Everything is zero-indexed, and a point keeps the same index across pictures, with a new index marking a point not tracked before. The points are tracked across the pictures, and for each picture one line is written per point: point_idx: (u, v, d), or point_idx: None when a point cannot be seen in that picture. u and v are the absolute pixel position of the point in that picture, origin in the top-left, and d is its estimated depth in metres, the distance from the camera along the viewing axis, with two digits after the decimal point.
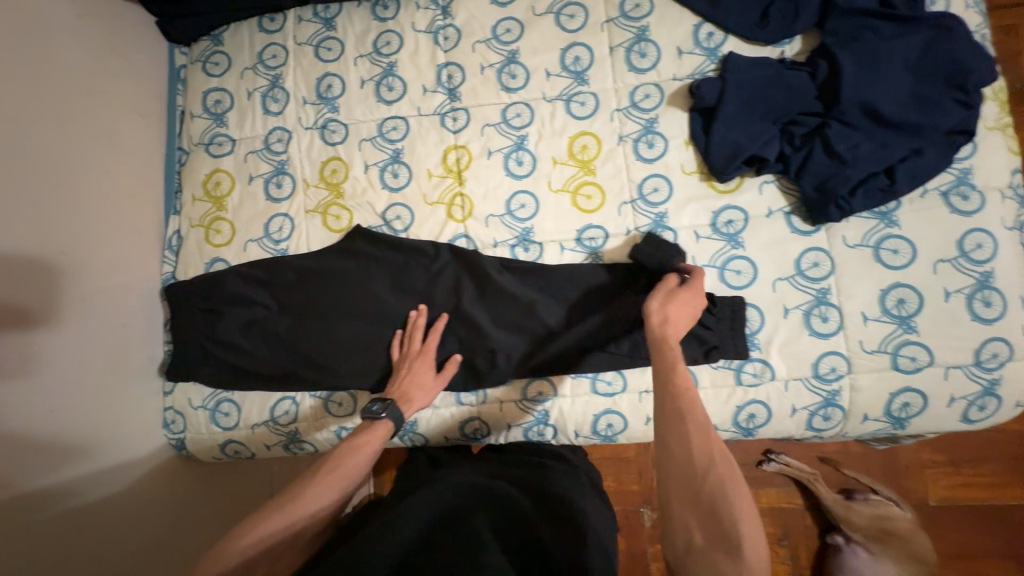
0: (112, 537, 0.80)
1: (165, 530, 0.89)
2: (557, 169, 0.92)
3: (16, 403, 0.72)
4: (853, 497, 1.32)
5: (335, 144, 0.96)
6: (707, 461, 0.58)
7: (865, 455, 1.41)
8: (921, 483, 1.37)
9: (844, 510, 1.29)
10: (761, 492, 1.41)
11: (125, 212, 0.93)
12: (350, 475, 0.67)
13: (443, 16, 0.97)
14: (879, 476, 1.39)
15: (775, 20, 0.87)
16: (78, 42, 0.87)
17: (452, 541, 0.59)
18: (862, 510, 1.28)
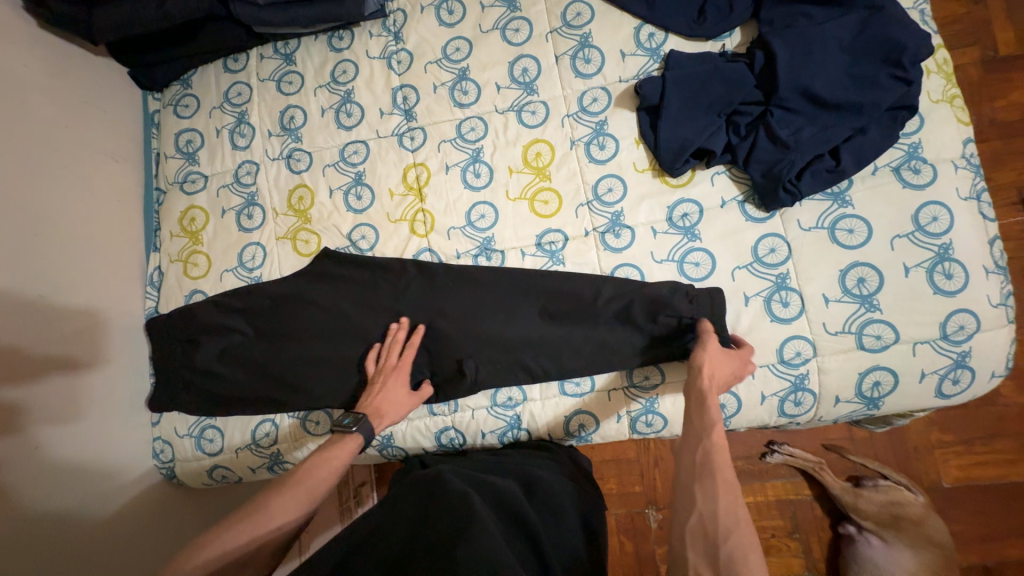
0: (109, 565, 0.83)
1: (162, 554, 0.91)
2: (514, 177, 0.94)
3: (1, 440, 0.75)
4: (862, 484, 1.28)
5: (300, 171, 1.00)
6: (730, 525, 0.54)
7: (870, 440, 1.37)
8: (931, 465, 1.34)
9: (852, 497, 1.24)
10: (768, 484, 1.39)
11: (106, 252, 0.97)
12: (318, 485, 0.70)
13: (395, 42, 1.01)
14: (886, 461, 1.36)
15: (712, 16, 0.89)
16: (53, 97, 0.93)
17: (439, 527, 0.61)
18: (872, 496, 1.23)
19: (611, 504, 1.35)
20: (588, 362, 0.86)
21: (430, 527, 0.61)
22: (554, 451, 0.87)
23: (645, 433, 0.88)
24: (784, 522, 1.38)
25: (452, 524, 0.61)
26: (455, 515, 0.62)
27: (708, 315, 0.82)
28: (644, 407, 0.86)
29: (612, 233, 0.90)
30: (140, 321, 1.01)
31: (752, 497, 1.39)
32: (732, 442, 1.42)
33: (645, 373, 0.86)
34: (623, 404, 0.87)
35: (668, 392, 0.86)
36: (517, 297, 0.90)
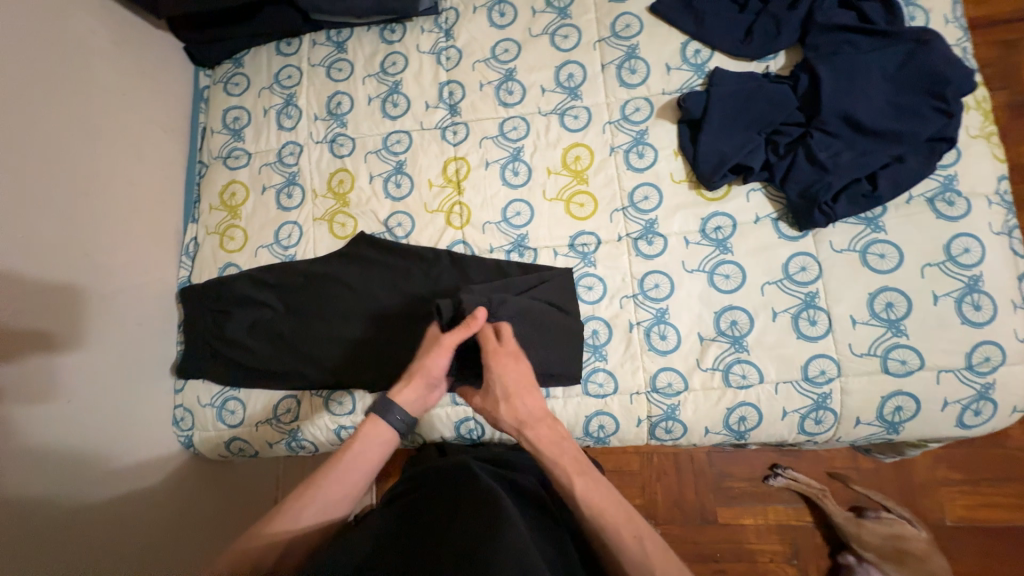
0: (121, 538, 0.83)
1: (173, 537, 0.91)
2: (552, 178, 0.97)
3: (37, 388, 0.77)
4: (866, 515, 1.27)
5: (343, 156, 1.02)
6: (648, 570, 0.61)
7: (876, 471, 1.37)
8: (935, 500, 1.34)
9: (856, 528, 1.25)
10: (769, 508, 1.38)
11: (147, 219, 0.99)
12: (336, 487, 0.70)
13: (445, 38, 1.04)
14: (891, 493, 1.36)
15: (758, 37, 0.91)
16: (114, 65, 0.96)
17: (466, 520, 0.61)
18: (875, 528, 1.23)
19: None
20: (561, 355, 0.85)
21: (456, 531, 0.60)
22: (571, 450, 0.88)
23: (664, 439, 0.88)
24: (783, 548, 1.37)
25: (477, 527, 0.60)
26: (483, 515, 0.62)
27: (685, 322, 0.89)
28: (665, 413, 0.86)
29: (644, 240, 0.92)
30: (171, 289, 1.02)
31: (753, 519, 1.38)
32: (736, 462, 1.42)
33: (668, 379, 0.87)
34: (644, 408, 0.87)
35: (690, 400, 0.86)
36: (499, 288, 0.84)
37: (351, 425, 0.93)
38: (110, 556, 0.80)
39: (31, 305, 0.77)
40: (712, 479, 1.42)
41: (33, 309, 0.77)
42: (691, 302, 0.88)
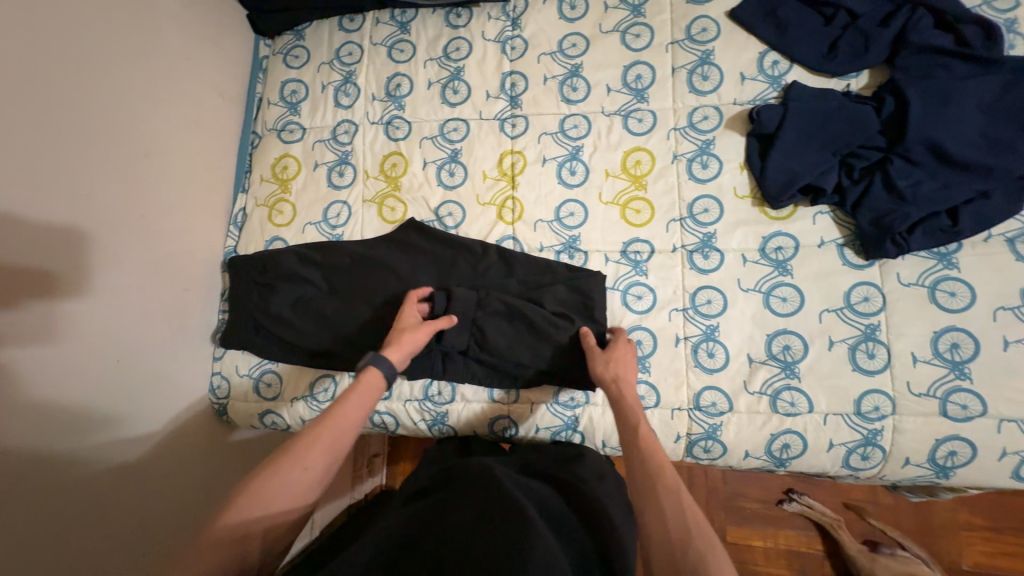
0: (148, 499, 0.85)
1: (187, 501, 0.92)
2: (609, 181, 0.94)
3: (97, 348, 0.79)
4: (879, 550, 1.25)
5: (397, 139, 1.01)
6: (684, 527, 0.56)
7: (894, 506, 1.35)
8: (953, 543, 1.31)
9: (868, 563, 1.23)
10: (779, 532, 1.36)
11: (201, 186, 0.99)
12: (294, 470, 0.62)
13: (512, 27, 1.01)
14: (906, 530, 1.33)
15: (843, 53, 0.87)
16: (182, 29, 0.95)
17: (490, 530, 0.59)
18: (889, 565, 1.21)
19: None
20: (536, 355, 0.87)
21: (482, 539, 0.58)
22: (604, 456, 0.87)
23: (701, 458, 0.86)
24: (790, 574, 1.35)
25: (502, 537, 0.58)
26: (510, 527, 0.59)
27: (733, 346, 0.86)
28: (706, 433, 0.84)
29: (700, 253, 0.90)
30: (217, 258, 1.03)
31: (761, 542, 1.37)
32: (751, 482, 1.40)
33: (713, 398, 0.84)
34: (684, 425, 0.85)
35: (733, 422, 0.84)
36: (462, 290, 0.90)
37: (385, 411, 0.92)
38: (129, 515, 0.81)
39: (91, 263, 0.78)
40: (724, 497, 1.40)
41: (93, 266, 0.78)
42: (743, 322, 0.86)
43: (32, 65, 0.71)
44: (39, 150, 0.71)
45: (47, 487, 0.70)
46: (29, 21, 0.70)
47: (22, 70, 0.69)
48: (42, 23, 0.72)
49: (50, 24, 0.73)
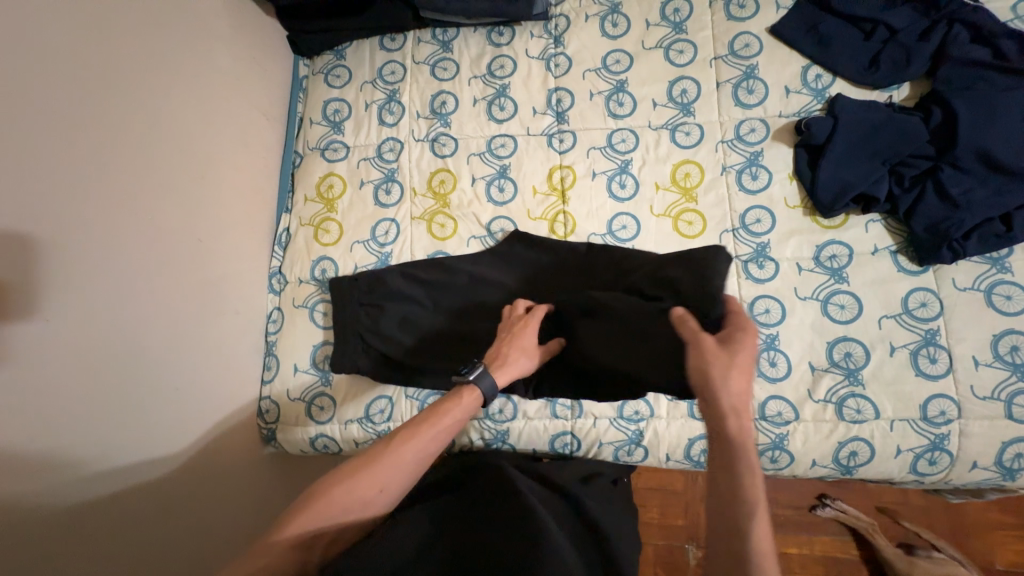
0: (200, 536, 0.82)
1: (238, 536, 0.89)
2: (660, 194, 0.95)
3: (152, 377, 0.77)
4: (915, 552, 1.27)
5: (444, 156, 1.00)
6: None
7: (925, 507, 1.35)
8: (986, 543, 1.31)
9: (906, 565, 1.24)
10: (815, 538, 1.35)
11: (245, 208, 0.97)
12: (389, 463, 0.67)
13: (555, 45, 1.03)
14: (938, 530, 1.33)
15: (885, 66, 0.90)
16: (229, 51, 0.95)
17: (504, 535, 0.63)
18: (926, 566, 1.23)
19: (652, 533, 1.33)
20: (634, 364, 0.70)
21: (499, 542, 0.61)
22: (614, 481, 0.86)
23: (767, 468, 0.86)
24: None
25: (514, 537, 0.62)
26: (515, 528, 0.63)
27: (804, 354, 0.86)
28: (773, 442, 0.84)
29: (756, 263, 0.90)
30: (263, 278, 1.01)
31: (797, 548, 1.35)
32: (783, 487, 1.39)
33: (779, 408, 0.84)
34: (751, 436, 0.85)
35: (799, 430, 0.84)
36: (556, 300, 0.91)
37: None
38: (183, 553, 0.78)
39: (151, 291, 0.77)
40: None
41: (148, 294, 0.77)
42: (803, 330, 0.87)
43: (91, 93, 0.70)
44: (97, 179, 0.70)
45: (101, 527, 0.68)
46: (88, 50, 0.70)
47: (83, 99, 0.69)
48: (104, 54, 0.72)
49: (108, 52, 0.73)
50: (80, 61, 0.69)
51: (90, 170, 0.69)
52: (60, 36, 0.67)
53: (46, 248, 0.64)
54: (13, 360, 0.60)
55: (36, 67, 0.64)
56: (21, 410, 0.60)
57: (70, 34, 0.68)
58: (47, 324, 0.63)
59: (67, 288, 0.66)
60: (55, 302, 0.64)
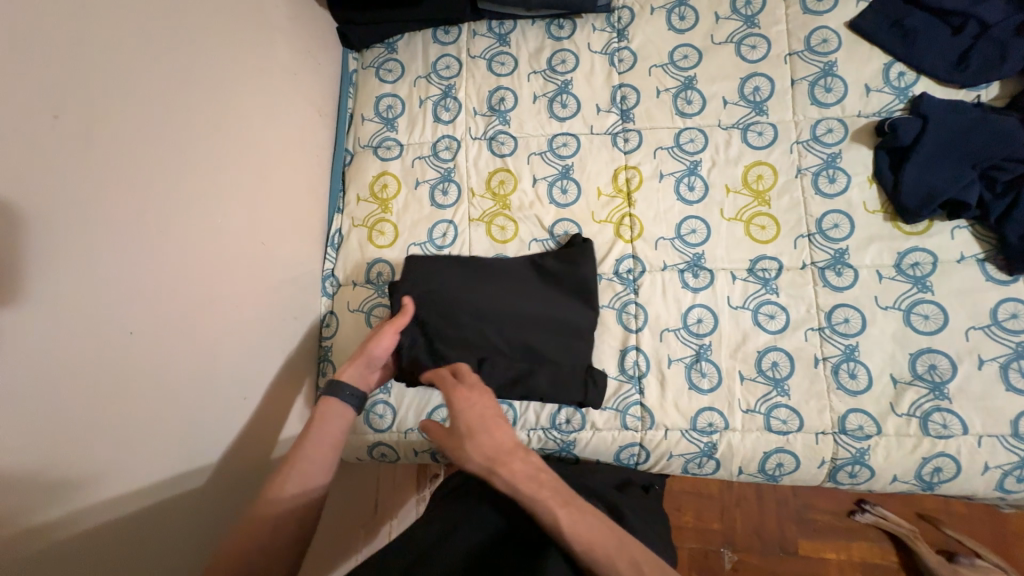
0: None
1: None
2: (730, 197, 0.91)
3: (223, 387, 0.74)
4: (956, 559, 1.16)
5: (503, 155, 0.97)
6: None
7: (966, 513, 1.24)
8: None
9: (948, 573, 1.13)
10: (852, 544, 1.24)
11: (303, 209, 0.94)
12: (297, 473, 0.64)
13: (619, 39, 0.98)
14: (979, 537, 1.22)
15: (976, 63, 0.86)
16: (288, 44, 0.92)
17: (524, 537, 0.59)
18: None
19: (686, 537, 1.29)
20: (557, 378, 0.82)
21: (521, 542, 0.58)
22: (646, 489, 0.82)
23: (844, 483, 0.83)
24: None
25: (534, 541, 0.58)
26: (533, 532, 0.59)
27: (886, 366, 0.82)
28: (854, 457, 0.81)
29: (833, 270, 0.86)
30: (317, 281, 0.97)
31: (835, 555, 1.24)
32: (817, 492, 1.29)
33: (859, 422, 0.81)
34: (830, 450, 0.82)
35: (882, 445, 0.81)
36: (630, 306, 0.89)
37: None
38: None
39: (223, 297, 0.75)
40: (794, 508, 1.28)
41: (221, 303, 0.74)
42: (884, 341, 0.83)
43: (172, 94, 0.67)
44: (178, 185, 0.67)
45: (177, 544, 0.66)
46: (169, 47, 0.67)
47: (166, 101, 0.66)
48: (181, 50, 0.69)
49: (186, 49, 0.70)
50: (162, 60, 0.66)
51: (172, 173, 0.66)
52: (141, 30, 0.63)
53: (131, 257, 0.60)
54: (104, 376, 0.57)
55: (126, 68, 0.61)
56: (114, 432, 0.58)
57: (153, 30, 0.65)
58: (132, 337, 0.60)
59: (153, 302, 0.63)
60: (143, 317, 0.62)
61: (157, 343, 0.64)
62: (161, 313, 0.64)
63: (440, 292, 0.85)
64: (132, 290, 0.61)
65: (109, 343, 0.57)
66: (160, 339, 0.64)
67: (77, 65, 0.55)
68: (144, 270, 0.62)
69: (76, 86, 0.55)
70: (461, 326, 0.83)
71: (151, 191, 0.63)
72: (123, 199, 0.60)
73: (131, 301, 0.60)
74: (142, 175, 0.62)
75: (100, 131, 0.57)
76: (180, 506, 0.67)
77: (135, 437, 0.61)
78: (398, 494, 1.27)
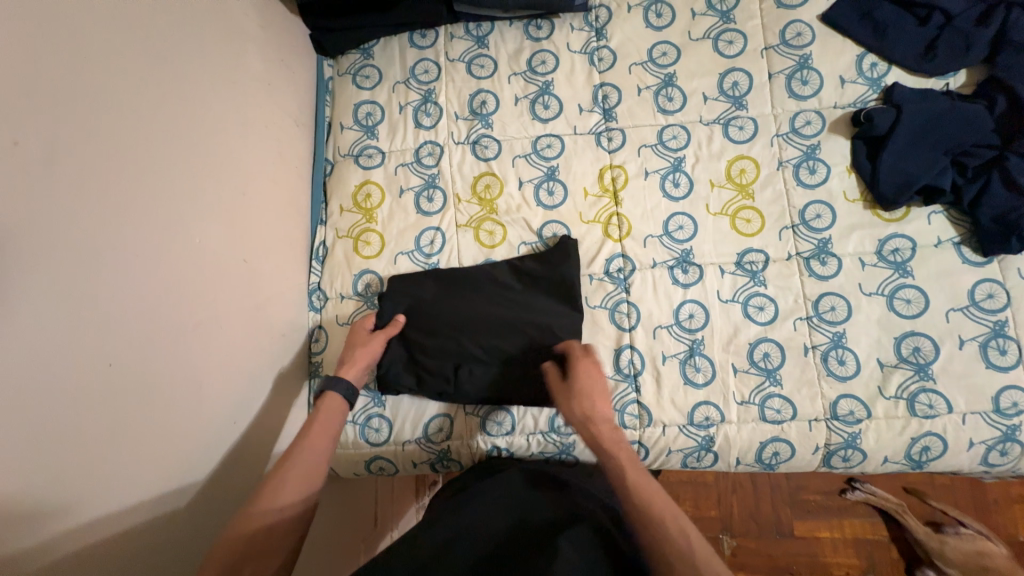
0: None
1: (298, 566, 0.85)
2: (715, 192, 0.92)
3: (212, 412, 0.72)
4: (942, 530, 1.19)
5: (488, 159, 0.96)
6: None
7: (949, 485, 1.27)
8: (1008, 518, 1.24)
9: (936, 544, 1.16)
10: (844, 522, 1.26)
11: (285, 222, 0.91)
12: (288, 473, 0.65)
13: (598, 38, 0.98)
14: (962, 507, 1.26)
15: (942, 52, 0.88)
16: (260, 54, 0.89)
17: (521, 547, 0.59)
18: (957, 545, 1.15)
19: None
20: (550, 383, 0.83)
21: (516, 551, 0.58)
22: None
23: (838, 467, 0.85)
24: (855, 563, 1.25)
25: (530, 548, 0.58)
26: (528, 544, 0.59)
27: (873, 351, 0.84)
28: (846, 441, 0.83)
29: (818, 260, 0.88)
30: (303, 296, 0.95)
31: (828, 533, 1.26)
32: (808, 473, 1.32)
33: (850, 407, 0.83)
34: (824, 436, 0.83)
35: (872, 428, 0.83)
36: (621, 305, 0.89)
37: (507, 446, 0.88)
38: None
39: (207, 319, 0.72)
40: (787, 490, 1.30)
41: (204, 325, 0.71)
42: (869, 327, 0.85)
43: (142, 110, 0.64)
44: (153, 206, 0.65)
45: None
46: (136, 62, 0.64)
47: (136, 118, 0.63)
48: (148, 64, 0.66)
49: (154, 63, 0.67)
50: (130, 76, 0.63)
51: (145, 193, 0.63)
52: (105, 46, 0.60)
53: (108, 283, 0.58)
54: (88, 408, 0.55)
55: (92, 85, 0.58)
56: (99, 468, 0.56)
57: (118, 44, 0.62)
58: (112, 368, 0.57)
59: (133, 330, 0.60)
60: (124, 347, 0.59)
61: (140, 372, 0.61)
62: (142, 340, 0.62)
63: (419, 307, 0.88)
64: (111, 318, 0.58)
65: (88, 377, 0.55)
66: (143, 367, 0.62)
67: (40, 84, 0.52)
68: (122, 297, 0.59)
69: (40, 106, 0.52)
70: (440, 339, 0.86)
71: (125, 213, 0.60)
72: (95, 224, 0.57)
73: (111, 330, 0.58)
74: (114, 198, 0.59)
75: (67, 153, 0.54)
76: (174, 539, 0.65)
77: (122, 471, 0.58)
78: (395, 504, 1.24)
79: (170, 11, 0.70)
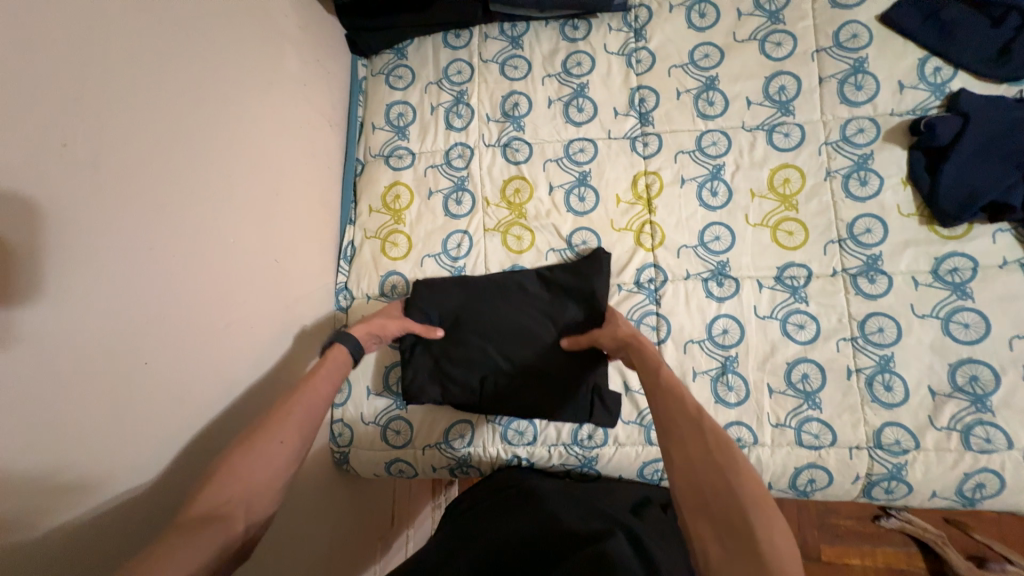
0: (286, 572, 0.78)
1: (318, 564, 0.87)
2: (756, 202, 0.88)
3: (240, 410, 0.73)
4: (987, 566, 1.11)
5: (518, 162, 0.94)
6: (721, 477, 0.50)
7: (996, 517, 1.18)
8: None
9: None
10: (877, 550, 1.19)
11: (315, 222, 0.92)
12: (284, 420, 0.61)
13: (636, 38, 0.95)
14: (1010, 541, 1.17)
15: (1018, 57, 0.81)
16: (298, 54, 0.90)
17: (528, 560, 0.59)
18: None
19: None
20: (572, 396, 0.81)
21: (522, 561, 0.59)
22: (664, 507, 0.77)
23: (879, 499, 0.80)
24: None
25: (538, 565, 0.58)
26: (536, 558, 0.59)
27: (924, 378, 0.79)
28: (890, 473, 0.78)
29: (866, 277, 0.83)
30: (331, 295, 0.95)
31: (860, 561, 1.19)
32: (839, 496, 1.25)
33: (896, 436, 0.78)
34: (865, 465, 0.78)
35: (920, 460, 0.77)
36: (651, 317, 0.86)
37: (528, 456, 0.87)
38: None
39: (238, 317, 0.73)
40: (815, 513, 1.24)
41: (235, 323, 0.72)
42: (921, 351, 0.79)
43: (183, 112, 0.65)
44: (191, 205, 0.66)
45: None
46: (179, 64, 0.65)
47: (176, 120, 0.64)
48: (190, 65, 0.67)
49: (196, 64, 0.68)
50: (172, 78, 0.64)
51: (184, 194, 0.64)
52: (150, 49, 0.61)
53: (146, 282, 0.59)
54: (124, 404, 0.56)
55: (137, 88, 0.59)
56: (133, 464, 0.57)
57: (161, 48, 0.63)
58: (148, 366, 0.59)
59: (167, 329, 0.61)
60: (159, 345, 0.60)
61: (174, 369, 0.62)
62: (176, 338, 0.63)
63: (452, 314, 0.87)
64: (148, 315, 0.59)
65: (125, 374, 0.56)
66: (177, 364, 0.63)
67: (87, 89, 0.53)
68: (159, 296, 0.60)
69: (88, 109, 0.53)
70: (466, 346, 0.85)
71: (163, 214, 0.61)
72: (136, 224, 0.58)
73: (147, 329, 0.59)
74: (155, 198, 0.61)
75: (112, 155, 0.55)
76: None
77: (153, 468, 0.60)
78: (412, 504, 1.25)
79: (212, 13, 0.71)
